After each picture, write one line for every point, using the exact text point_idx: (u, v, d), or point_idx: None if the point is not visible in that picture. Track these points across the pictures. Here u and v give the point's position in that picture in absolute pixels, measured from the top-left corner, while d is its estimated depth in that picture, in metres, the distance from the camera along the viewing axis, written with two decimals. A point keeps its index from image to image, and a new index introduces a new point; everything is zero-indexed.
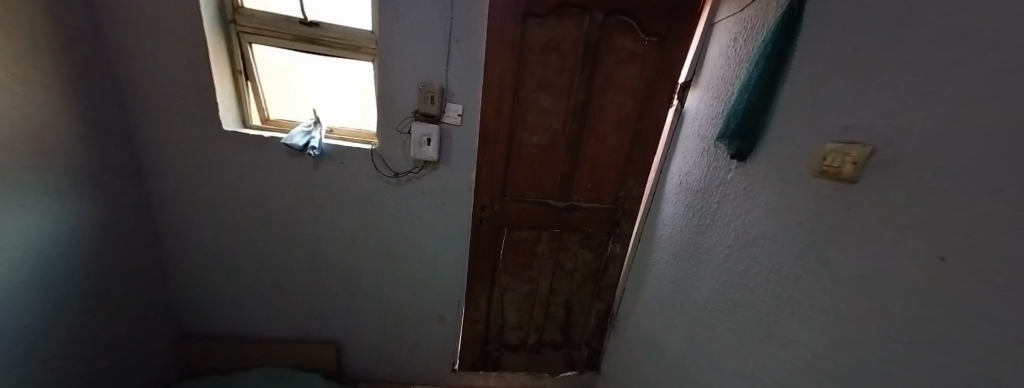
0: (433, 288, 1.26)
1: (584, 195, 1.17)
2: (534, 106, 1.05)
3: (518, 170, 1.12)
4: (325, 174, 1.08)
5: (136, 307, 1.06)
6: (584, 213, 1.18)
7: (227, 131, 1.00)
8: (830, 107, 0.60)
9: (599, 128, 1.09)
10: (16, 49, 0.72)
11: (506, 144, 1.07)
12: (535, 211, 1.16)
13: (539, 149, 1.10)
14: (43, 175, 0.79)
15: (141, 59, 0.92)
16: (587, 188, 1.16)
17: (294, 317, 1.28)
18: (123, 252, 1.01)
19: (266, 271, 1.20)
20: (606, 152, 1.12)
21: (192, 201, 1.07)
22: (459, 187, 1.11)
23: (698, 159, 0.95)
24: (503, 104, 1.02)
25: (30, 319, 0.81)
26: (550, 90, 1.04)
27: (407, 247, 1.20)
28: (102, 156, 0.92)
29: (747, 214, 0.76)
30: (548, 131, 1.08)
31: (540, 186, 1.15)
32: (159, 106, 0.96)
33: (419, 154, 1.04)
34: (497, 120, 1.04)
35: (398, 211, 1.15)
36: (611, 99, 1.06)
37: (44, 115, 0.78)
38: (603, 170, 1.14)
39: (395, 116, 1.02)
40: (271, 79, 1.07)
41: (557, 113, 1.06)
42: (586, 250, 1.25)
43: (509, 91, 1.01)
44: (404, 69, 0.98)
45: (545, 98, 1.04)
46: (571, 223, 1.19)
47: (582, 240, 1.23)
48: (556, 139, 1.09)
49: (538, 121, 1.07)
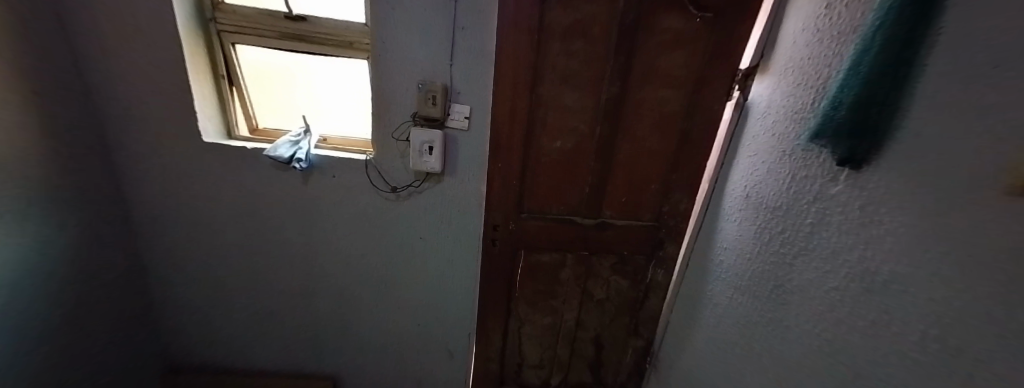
0: (439, 318, 1.10)
1: (619, 211, 0.95)
2: (557, 103, 0.85)
3: (537, 181, 0.92)
4: (316, 189, 0.94)
5: (116, 339, 0.96)
6: (618, 233, 0.97)
7: (207, 143, 0.89)
8: (1000, 82, 0.36)
9: (637, 128, 0.87)
10: None
11: (520, 151, 0.88)
12: (558, 231, 0.96)
13: (563, 157, 0.89)
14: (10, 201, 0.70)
15: (113, 65, 0.81)
16: (622, 203, 0.94)
17: (286, 348, 1.15)
18: (102, 280, 0.91)
19: (257, 297, 1.08)
20: (647, 158, 0.90)
21: (176, 222, 0.97)
22: (467, 202, 0.95)
23: (774, 165, 0.72)
24: (518, 103, 0.83)
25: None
26: (576, 84, 0.83)
27: (409, 271, 1.05)
28: (77, 173, 0.82)
29: (853, 247, 0.53)
30: (574, 134, 0.87)
31: (563, 201, 0.93)
32: (137, 116, 0.86)
33: (419, 165, 0.88)
34: (510, 122, 0.85)
35: (399, 231, 1.00)
36: (654, 93, 0.83)
37: (13, 134, 0.69)
38: (643, 180, 0.92)
39: (392, 121, 0.87)
40: (259, 84, 0.96)
41: (584, 112, 0.85)
42: (621, 277, 1.03)
43: (524, 87, 0.82)
44: (400, 66, 0.83)
45: (569, 95, 0.83)
46: (603, 244, 0.97)
47: (616, 265, 1.01)
48: (583, 144, 0.88)
49: (561, 123, 0.86)
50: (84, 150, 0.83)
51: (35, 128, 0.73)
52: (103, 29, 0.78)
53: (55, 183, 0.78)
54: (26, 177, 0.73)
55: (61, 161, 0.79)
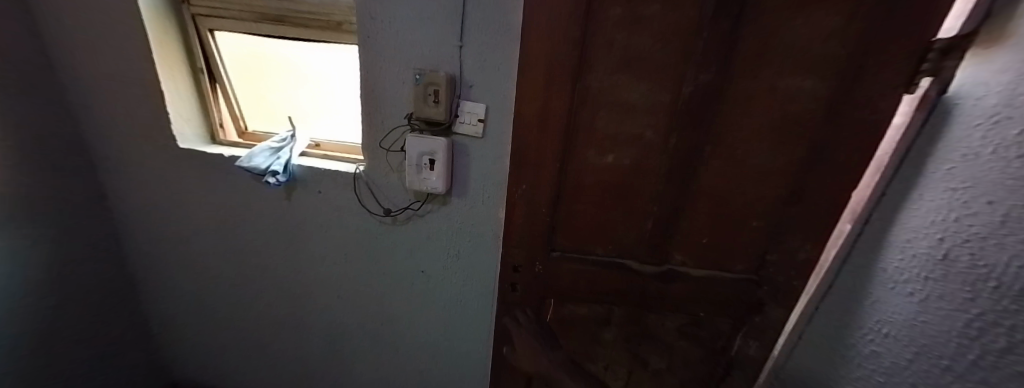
0: (444, 364, 0.91)
1: (697, 258, 0.65)
2: (614, 101, 0.54)
3: (580, 212, 0.64)
4: (301, 207, 0.78)
5: (103, 355, 0.90)
6: (692, 287, 0.66)
7: (182, 149, 0.75)
8: None
9: (744, 138, 0.54)
10: None
11: (555, 169, 0.60)
12: (606, 280, 0.68)
13: (620, 179, 0.60)
14: None
15: (81, 61, 0.70)
16: (703, 247, 0.63)
17: (277, 377, 1.03)
18: (87, 295, 0.84)
19: (245, 322, 0.96)
20: (756, 184, 0.57)
21: (160, 236, 0.87)
22: (480, 232, 0.72)
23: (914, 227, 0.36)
24: (554, 102, 0.55)
25: None
26: (647, 71, 0.51)
27: (408, 307, 0.86)
28: (51, 183, 0.74)
29: None
30: (635, 146, 0.57)
31: (613, 240, 0.66)
32: (111, 117, 0.75)
33: (418, 184, 0.66)
34: (540, 130, 0.57)
35: (397, 260, 0.80)
36: (786, 83, 0.50)
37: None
38: (743, 217, 0.60)
39: (385, 124, 0.66)
40: (246, 79, 0.81)
41: (658, 114, 0.54)
42: (689, 344, 0.73)
43: (559, 75, 0.53)
44: (393, 50, 0.61)
45: (632, 87, 0.52)
46: (668, 301, 0.68)
47: (686, 328, 0.71)
48: (649, 162, 0.58)
49: (620, 130, 0.56)
50: (67, 157, 0.75)
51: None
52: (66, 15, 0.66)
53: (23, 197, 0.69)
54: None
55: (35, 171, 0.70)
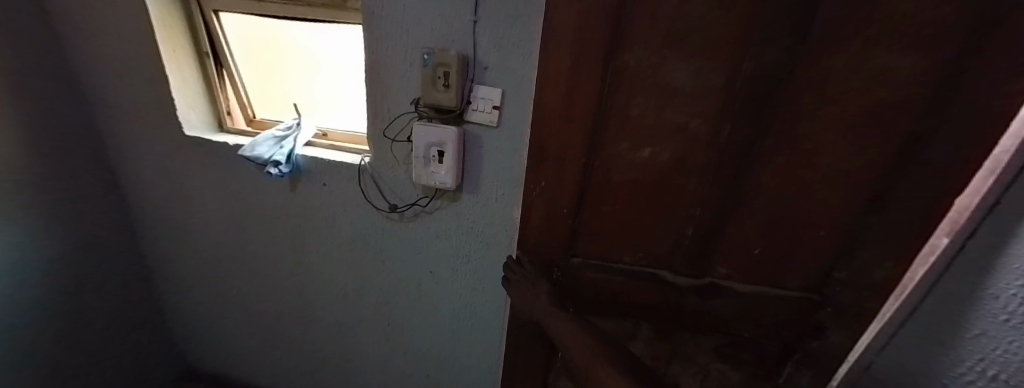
0: (451, 369, 0.86)
1: (744, 272, 0.55)
2: (653, 83, 0.45)
3: (607, 214, 0.56)
4: (305, 201, 0.74)
5: (120, 341, 0.92)
6: (736, 304, 0.57)
7: (188, 137, 0.73)
8: None
9: (817, 128, 0.42)
10: None
11: (579, 165, 0.52)
12: (634, 291, 0.61)
13: (656, 177, 0.51)
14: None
15: (91, 46, 0.69)
16: (752, 259, 0.54)
17: (285, 371, 1.01)
18: (103, 283, 0.85)
19: (253, 315, 0.95)
20: (827, 186, 0.45)
21: (171, 226, 0.86)
22: (492, 232, 0.66)
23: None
24: (582, 85, 0.47)
25: None
26: (697, 44, 0.42)
27: (415, 309, 0.81)
28: (63, 168, 0.73)
29: None
30: (676, 139, 0.48)
31: (644, 246, 0.58)
32: (120, 102, 0.73)
33: (424, 178, 0.60)
34: (565, 120, 0.50)
35: (404, 259, 0.75)
36: (888, 58, 0.37)
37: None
38: (806, 225, 0.49)
39: (390, 111, 0.60)
40: (253, 64, 0.78)
41: (709, 99, 0.44)
42: (727, 367, 0.64)
43: (588, 51, 0.45)
44: (400, 28, 0.54)
45: (677, 67, 0.43)
46: (705, 318, 0.60)
47: (725, 350, 0.62)
48: (693, 158, 0.48)
49: (660, 119, 0.47)
50: (78, 142, 0.74)
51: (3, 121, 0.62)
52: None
53: (33, 182, 0.69)
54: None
55: (45, 156, 0.70)
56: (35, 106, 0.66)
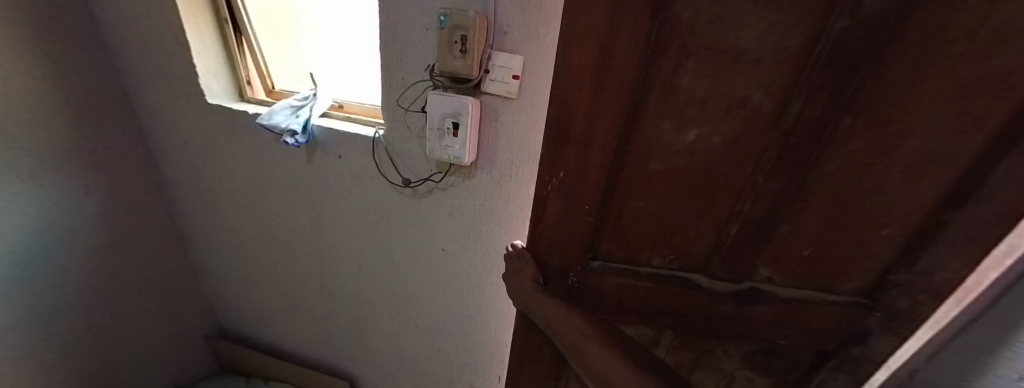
0: (463, 346, 0.87)
1: (784, 272, 0.43)
2: (712, 41, 0.32)
3: (636, 209, 0.45)
4: (322, 172, 0.74)
5: (159, 300, 0.99)
6: (772, 311, 0.45)
7: (211, 105, 0.74)
8: None
9: (931, 70, 0.27)
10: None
11: (605, 150, 0.41)
12: (659, 299, 0.50)
13: (703, 165, 0.39)
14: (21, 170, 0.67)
15: (116, 17, 0.70)
16: (802, 260, 0.42)
17: (307, 337, 1.06)
18: (142, 246, 0.91)
19: (278, 283, 0.99)
20: (905, 153, 0.30)
21: (199, 196, 0.90)
22: (507, 210, 0.63)
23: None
24: (618, 45, 0.35)
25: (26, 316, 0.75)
26: None
27: (428, 284, 0.81)
28: (92, 132, 0.76)
29: None
30: (732, 116, 0.35)
31: (676, 245, 0.47)
32: (145, 68, 0.74)
33: (439, 152, 0.58)
34: (595, 90, 0.38)
35: (418, 235, 0.75)
36: None
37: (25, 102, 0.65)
38: (871, 214, 0.35)
39: (405, 80, 0.57)
40: (271, 32, 0.77)
41: (784, 64, 0.31)
42: (757, 375, 0.53)
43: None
44: None
45: (747, 17, 0.30)
46: (734, 324, 0.48)
47: (755, 354, 0.51)
48: (754, 142, 0.36)
49: (715, 93, 0.34)
50: (109, 107, 0.77)
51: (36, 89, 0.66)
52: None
53: (61, 143, 0.71)
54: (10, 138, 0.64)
55: (73, 118, 0.72)
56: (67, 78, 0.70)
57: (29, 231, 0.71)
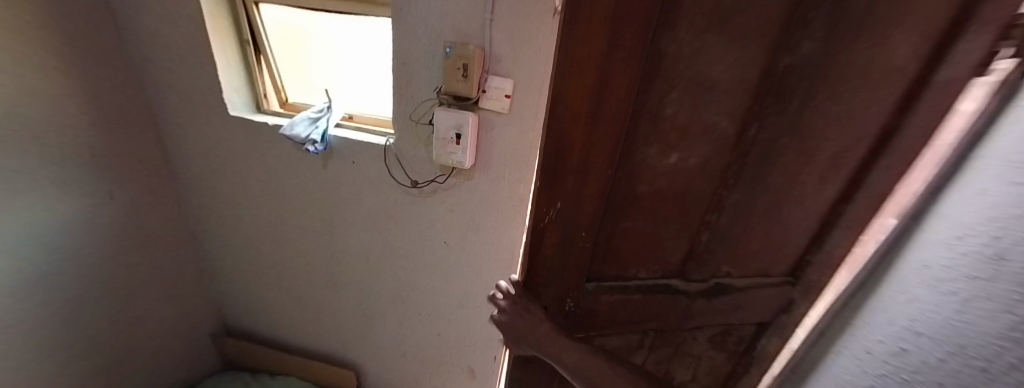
0: (462, 331, 0.96)
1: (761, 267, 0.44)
2: (691, 76, 0.32)
3: (627, 231, 0.44)
4: (336, 175, 0.83)
5: (172, 299, 1.05)
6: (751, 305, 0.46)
7: (232, 116, 0.82)
8: None
9: (861, 90, 0.29)
10: (20, 40, 0.65)
11: (599, 175, 0.38)
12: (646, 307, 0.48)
13: (684, 186, 0.39)
14: (54, 173, 0.74)
15: (147, 41, 0.79)
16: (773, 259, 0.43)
17: (313, 330, 1.13)
18: (158, 246, 0.98)
19: (287, 279, 1.06)
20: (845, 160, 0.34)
21: (214, 200, 0.97)
22: (502, 206, 0.74)
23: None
24: (616, 77, 0.32)
25: (56, 311, 0.81)
26: (751, 16, 0.29)
27: (431, 275, 0.91)
28: (110, 139, 0.83)
29: None
30: (706, 142, 0.36)
31: (658, 257, 0.46)
32: (168, 84, 0.83)
33: (444, 157, 0.69)
34: (593, 118, 0.34)
35: (423, 230, 0.84)
36: None
37: (60, 113, 0.73)
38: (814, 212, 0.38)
39: (414, 97, 0.68)
40: (287, 52, 0.86)
41: (749, 86, 0.32)
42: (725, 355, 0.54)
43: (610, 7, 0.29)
44: (425, 23, 0.62)
45: (720, 52, 0.31)
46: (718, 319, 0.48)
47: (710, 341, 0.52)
48: (727, 163, 0.37)
49: (695, 118, 0.34)
50: (128, 119, 0.85)
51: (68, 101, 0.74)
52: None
53: (80, 150, 0.78)
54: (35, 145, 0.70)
55: (92, 126, 0.79)
56: (96, 94, 0.78)
57: (54, 232, 0.76)
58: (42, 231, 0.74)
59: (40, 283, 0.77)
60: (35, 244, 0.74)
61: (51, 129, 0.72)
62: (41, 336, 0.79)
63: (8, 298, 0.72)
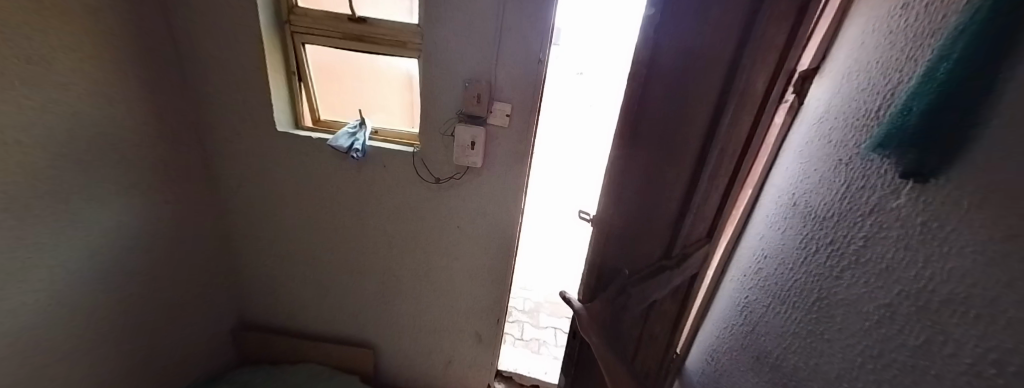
0: (471, 301, 1.19)
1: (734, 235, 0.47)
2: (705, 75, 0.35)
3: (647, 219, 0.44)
4: (368, 178, 1.04)
5: (201, 297, 1.16)
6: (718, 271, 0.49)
7: (280, 131, 1.00)
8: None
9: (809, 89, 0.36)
10: (106, 76, 0.80)
11: (623, 168, 0.41)
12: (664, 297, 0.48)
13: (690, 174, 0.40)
14: (125, 184, 0.88)
15: (204, 71, 0.95)
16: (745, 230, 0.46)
17: (334, 317, 1.29)
18: (195, 248, 1.10)
19: (312, 273, 1.22)
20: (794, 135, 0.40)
21: (250, 204, 1.13)
22: (504, 194, 1.00)
23: (836, 135, 0.37)
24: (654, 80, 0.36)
25: (115, 307, 0.92)
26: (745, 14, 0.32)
27: (445, 257, 1.13)
28: (170, 161, 0.98)
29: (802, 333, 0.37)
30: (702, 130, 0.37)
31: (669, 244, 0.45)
32: (217, 109, 1.00)
33: (463, 159, 0.94)
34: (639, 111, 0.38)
35: (440, 218, 1.07)
36: None
37: (133, 133, 0.87)
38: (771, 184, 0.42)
39: (439, 116, 0.93)
40: (323, 80, 1.08)
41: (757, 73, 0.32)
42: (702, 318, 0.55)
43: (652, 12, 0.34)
44: (449, 65, 0.88)
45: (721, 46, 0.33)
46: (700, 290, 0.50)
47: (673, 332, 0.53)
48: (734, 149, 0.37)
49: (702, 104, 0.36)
50: (179, 140, 0.99)
51: (140, 123, 0.89)
52: (187, 33, 0.91)
53: (149, 172, 0.93)
54: (119, 172, 0.86)
55: (157, 151, 0.94)
56: (159, 115, 0.93)
57: (123, 245, 0.91)
58: (114, 244, 0.88)
59: (112, 290, 0.90)
60: (110, 256, 0.88)
61: (130, 157, 0.88)
62: (101, 331, 0.90)
63: (81, 294, 0.84)
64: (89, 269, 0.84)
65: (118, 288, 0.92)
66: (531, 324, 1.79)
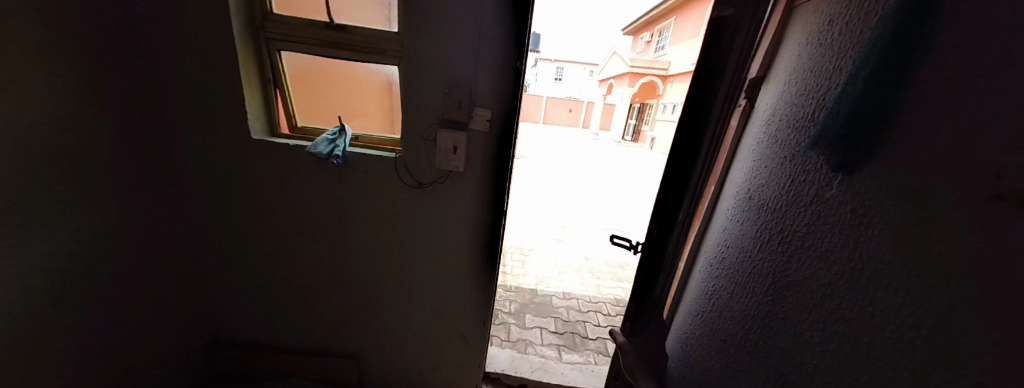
0: (457, 304, 1.20)
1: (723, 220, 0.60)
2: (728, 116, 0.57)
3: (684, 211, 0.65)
4: (349, 184, 1.04)
5: (167, 316, 1.09)
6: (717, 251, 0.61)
7: (255, 139, 0.98)
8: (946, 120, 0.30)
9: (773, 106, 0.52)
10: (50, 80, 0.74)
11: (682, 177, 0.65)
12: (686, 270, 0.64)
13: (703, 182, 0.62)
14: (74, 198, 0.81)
15: (170, 78, 0.92)
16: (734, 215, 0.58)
17: (317, 329, 1.26)
18: (159, 264, 1.04)
19: (291, 284, 1.19)
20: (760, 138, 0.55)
21: (222, 215, 1.08)
22: (488, 197, 1.03)
23: (783, 137, 0.49)
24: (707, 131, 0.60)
25: (64, 332, 0.84)
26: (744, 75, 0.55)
27: (429, 260, 1.14)
28: (133, 172, 0.92)
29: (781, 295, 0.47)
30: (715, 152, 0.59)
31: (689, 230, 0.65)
32: (184, 118, 0.96)
33: (446, 164, 0.97)
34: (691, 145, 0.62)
35: (423, 223, 1.08)
36: None
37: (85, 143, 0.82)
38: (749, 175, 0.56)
39: (421, 122, 0.95)
40: (300, 87, 1.07)
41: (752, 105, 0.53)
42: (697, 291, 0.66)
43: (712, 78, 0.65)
44: (429, 72, 0.90)
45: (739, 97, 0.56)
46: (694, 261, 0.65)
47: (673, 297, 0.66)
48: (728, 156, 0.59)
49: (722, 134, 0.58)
50: (140, 149, 0.93)
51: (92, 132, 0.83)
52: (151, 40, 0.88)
53: (106, 185, 0.88)
54: (70, 185, 0.80)
55: (118, 162, 0.89)
56: (118, 122, 0.88)
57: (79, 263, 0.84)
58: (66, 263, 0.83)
59: (66, 310, 0.83)
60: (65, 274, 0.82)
61: (85, 170, 0.83)
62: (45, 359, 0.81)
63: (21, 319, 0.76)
64: (41, 291, 0.79)
65: (80, 310, 0.87)
66: (517, 326, 1.81)
